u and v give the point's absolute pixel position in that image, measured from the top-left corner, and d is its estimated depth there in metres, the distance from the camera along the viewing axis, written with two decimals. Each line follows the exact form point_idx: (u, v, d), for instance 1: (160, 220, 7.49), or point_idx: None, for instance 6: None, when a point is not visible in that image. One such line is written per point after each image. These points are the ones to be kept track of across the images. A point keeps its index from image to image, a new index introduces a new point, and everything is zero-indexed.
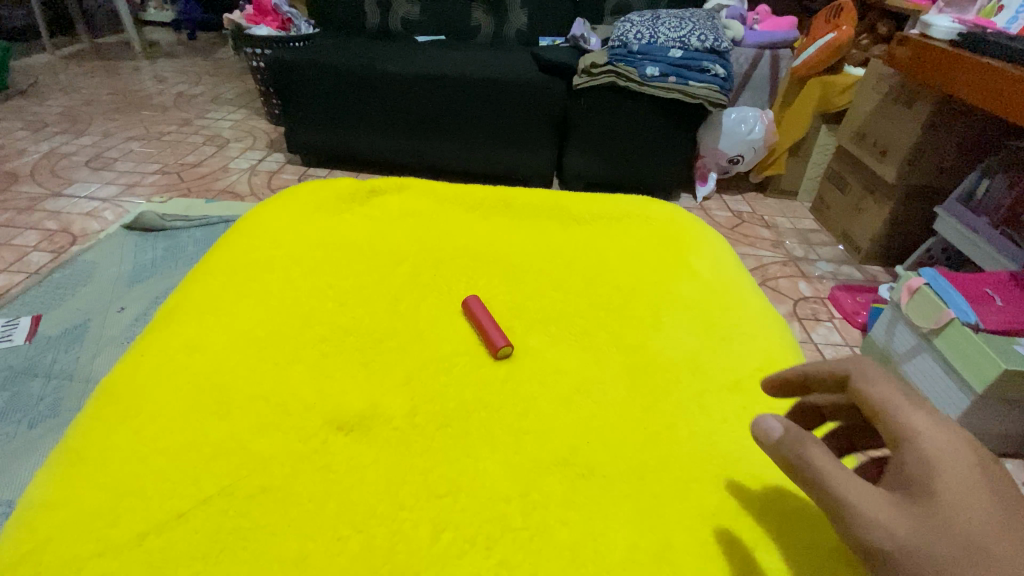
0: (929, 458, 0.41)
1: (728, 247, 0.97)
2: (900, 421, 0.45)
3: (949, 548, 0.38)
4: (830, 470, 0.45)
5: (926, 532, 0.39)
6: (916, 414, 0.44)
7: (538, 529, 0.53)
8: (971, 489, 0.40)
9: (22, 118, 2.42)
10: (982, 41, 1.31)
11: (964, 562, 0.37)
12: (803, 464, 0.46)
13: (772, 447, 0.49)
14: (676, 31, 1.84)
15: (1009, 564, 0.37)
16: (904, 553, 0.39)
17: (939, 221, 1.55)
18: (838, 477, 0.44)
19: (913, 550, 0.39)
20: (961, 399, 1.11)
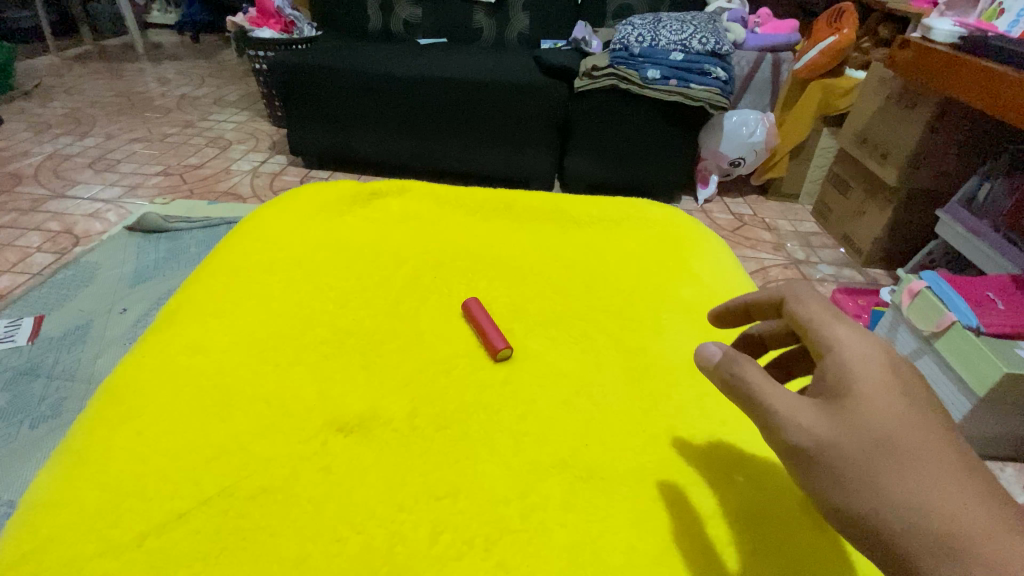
0: (847, 362, 0.43)
1: (728, 250, 0.97)
2: (824, 332, 0.46)
3: (867, 443, 0.39)
4: (761, 381, 0.45)
5: (845, 430, 0.40)
6: (838, 324, 0.46)
7: (536, 531, 0.53)
8: (887, 388, 0.41)
9: (26, 119, 2.43)
10: (983, 44, 1.31)
11: (880, 456, 0.38)
12: (736, 381, 0.46)
13: (709, 369, 0.49)
14: (678, 34, 1.85)
15: (914, 452, 0.38)
16: (825, 452, 0.40)
17: (940, 224, 1.55)
18: (767, 387, 0.44)
19: (833, 448, 0.40)
20: (962, 402, 1.12)
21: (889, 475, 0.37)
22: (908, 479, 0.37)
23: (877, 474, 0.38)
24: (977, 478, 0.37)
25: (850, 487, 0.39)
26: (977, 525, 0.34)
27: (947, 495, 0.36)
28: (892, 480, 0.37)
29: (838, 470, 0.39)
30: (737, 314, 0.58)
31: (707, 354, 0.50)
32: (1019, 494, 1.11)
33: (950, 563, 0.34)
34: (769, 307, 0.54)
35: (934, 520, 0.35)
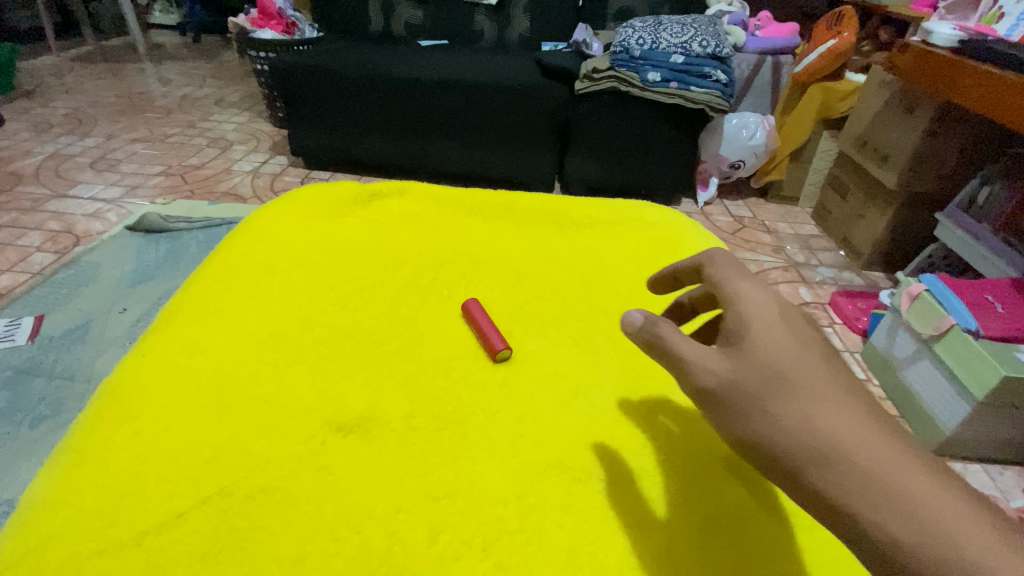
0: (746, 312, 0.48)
1: (726, 253, 0.98)
2: (729, 291, 0.51)
3: (764, 379, 0.44)
4: (676, 336, 0.50)
5: (746, 368, 0.45)
6: (739, 282, 0.51)
7: (534, 531, 0.53)
8: (779, 330, 0.46)
9: (27, 119, 2.43)
10: (984, 48, 1.32)
11: (775, 391, 0.43)
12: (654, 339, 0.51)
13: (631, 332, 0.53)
14: (678, 37, 1.85)
15: (801, 383, 0.43)
16: (730, 390, 0.45)
17: (940, 227, 1.55)
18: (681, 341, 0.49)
19: (736, 386, 0.45)
20: (960, 405, 1.12)
21: (784, 404, 0.42)
22: (799, 405, 0.42)
23: (773, 403, 0.43)
24: (856, 401, 0.42)
25: (753, 418, 0.43)
26: (848, 436, 0.40)
27: (824, 414, 0.41)
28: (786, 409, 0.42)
29: (741, 404, 0.44)
30: (662, 285, 0.63)
31: (630, 319, 0.54)
32: (1016, 498, 1.11)
33: (828, 471, 0.39)
34: (688, 272, 0.58)
35: (814, 437, 0.41)
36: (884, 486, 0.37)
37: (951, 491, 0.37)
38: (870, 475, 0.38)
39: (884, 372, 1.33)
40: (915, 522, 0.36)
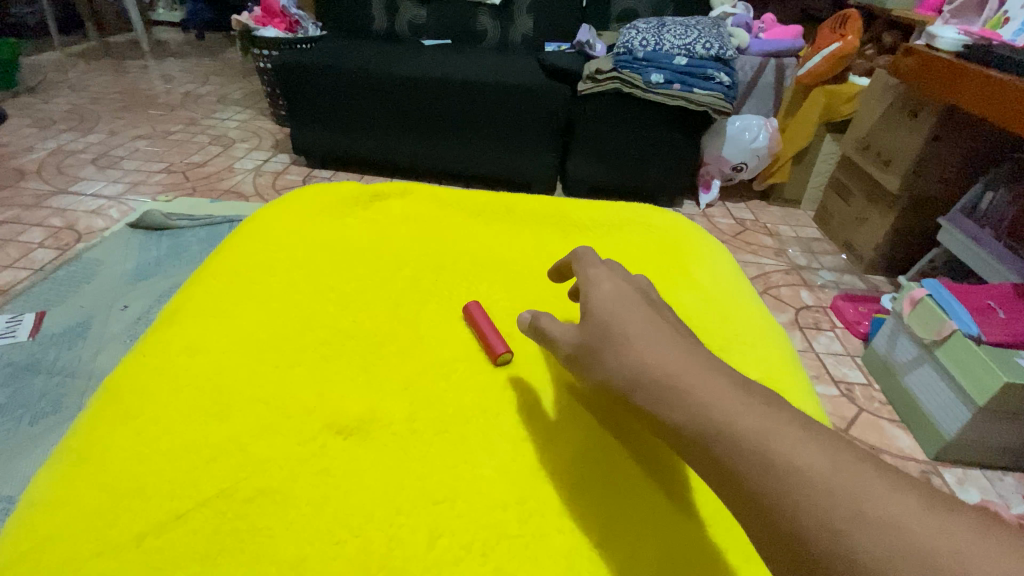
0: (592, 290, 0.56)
1: (728, 255, 0.98)
2: (585, 277, 0.60)
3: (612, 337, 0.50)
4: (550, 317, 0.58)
5: (598, 332, 0.52)
6: (598, 268, 0.60)
7: (534, 536, 0.53)
8: (614, 297, 0.54)
9: (29, 115, 2.44)
10: (990, 53, 1.31)
11: (610, 346, 0.50)
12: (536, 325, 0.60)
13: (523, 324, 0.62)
14: (682, 38, 1.85)
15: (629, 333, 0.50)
16: (589, 351, 0.52)
17: (943, 231, 1.55)
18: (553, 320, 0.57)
19: (593, 348, 0.51)
20: (961, 411, 1.12)
21: (627, 355, 0.48)
22: (638, 353, 0.48)
23: (618, 355, 0.49)
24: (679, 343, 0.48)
25: (605, 370, 0.50)
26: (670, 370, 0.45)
27: (650, 357, 0.47)
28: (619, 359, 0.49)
29: (598, 361, 0.51)
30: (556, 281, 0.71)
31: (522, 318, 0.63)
32: (1016, 505, 1.10)
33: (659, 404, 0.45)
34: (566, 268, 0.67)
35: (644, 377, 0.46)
36: (708, 409, 0.43)
37: (764, 407, 0.42)
38: (694, 398, 0.43)
39: (885, 376, 1.33)
40: (730, 429, 0.41)
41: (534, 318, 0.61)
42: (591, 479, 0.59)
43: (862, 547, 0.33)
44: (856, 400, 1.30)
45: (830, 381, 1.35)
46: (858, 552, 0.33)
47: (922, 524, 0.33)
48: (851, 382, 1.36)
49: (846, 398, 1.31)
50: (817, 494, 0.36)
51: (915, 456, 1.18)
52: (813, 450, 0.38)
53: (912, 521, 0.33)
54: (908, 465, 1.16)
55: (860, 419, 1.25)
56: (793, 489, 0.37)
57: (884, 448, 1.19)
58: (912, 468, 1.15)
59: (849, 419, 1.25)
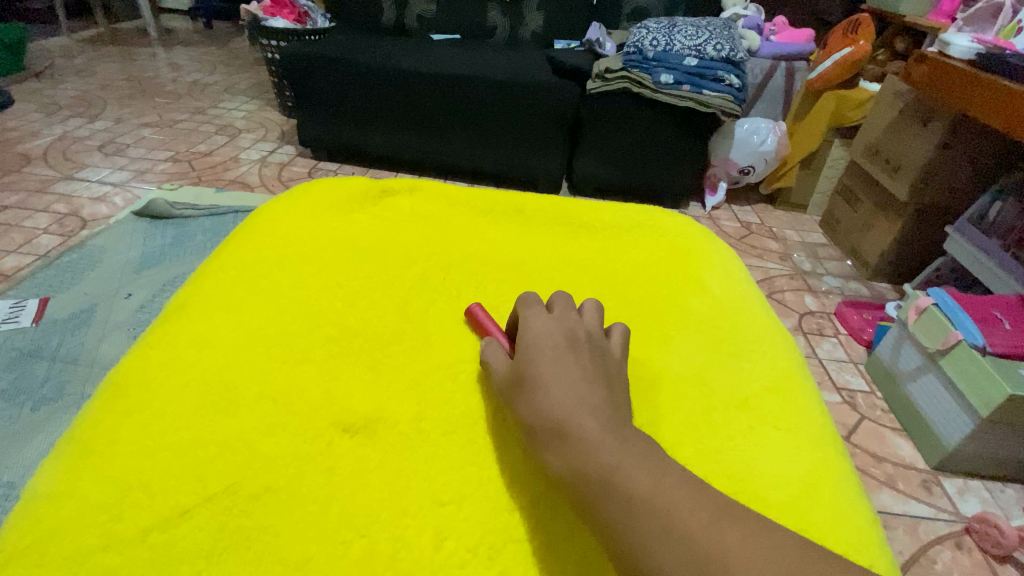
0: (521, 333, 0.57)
1: (738, 262, 0.97)
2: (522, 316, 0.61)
3: (511, 382, 0.54)
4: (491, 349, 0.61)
5: (508, 374, 0.55)
6: (534, 305, 0.61)
7: (541, 539, 0.53)
8: (534, 343, 0.55)
9: (37, 100, 2.43)
10: (1003, 62, 1.30)
11: (521, 391, 0.52)
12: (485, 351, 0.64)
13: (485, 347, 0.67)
14: (692, 39, 1.82)
15: (537, 381, 0.51)
16: (500, 391, 0.56)
17: (950, 240, 1.54)
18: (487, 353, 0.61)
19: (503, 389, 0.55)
20: (964, 422, 1.11)
21: (519, 396, 0.52)
22: (522, 399, 0.51)
23: (523, 395, 0.51)
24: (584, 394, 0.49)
25: (509, 407, 0.54)
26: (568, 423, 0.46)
27: (551, 406, 0.48)
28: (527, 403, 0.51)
29: (505, 401, 0.55)
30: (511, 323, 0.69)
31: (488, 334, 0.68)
32: (1017, 516, 1.10)
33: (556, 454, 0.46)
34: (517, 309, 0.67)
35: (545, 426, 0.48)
36: (571, 441, 0.46)
37: None
38: (560, 440, 0.46)
39: (888, 384, 1.33)
40: (576, 465, 0.44)
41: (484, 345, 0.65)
42: None
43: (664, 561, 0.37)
44: (859, 407, 1.30)
45: (833, 388, 1.35)
46: (660, 570, 0.37)
47: (708, 536, 0.38)
48: (854, 389, 1.35)
49: (848, 405, 1.31)
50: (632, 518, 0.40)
51: (916, 465, 1.18)
52: (646, 477, 0.42)
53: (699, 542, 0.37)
54: (910, 475, 1.16)
55: (862, 426, 1.25)
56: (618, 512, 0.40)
57: (885, 457, 1.19)
58: (913, 477, 1.15)
59: (851, 426, 1.24)
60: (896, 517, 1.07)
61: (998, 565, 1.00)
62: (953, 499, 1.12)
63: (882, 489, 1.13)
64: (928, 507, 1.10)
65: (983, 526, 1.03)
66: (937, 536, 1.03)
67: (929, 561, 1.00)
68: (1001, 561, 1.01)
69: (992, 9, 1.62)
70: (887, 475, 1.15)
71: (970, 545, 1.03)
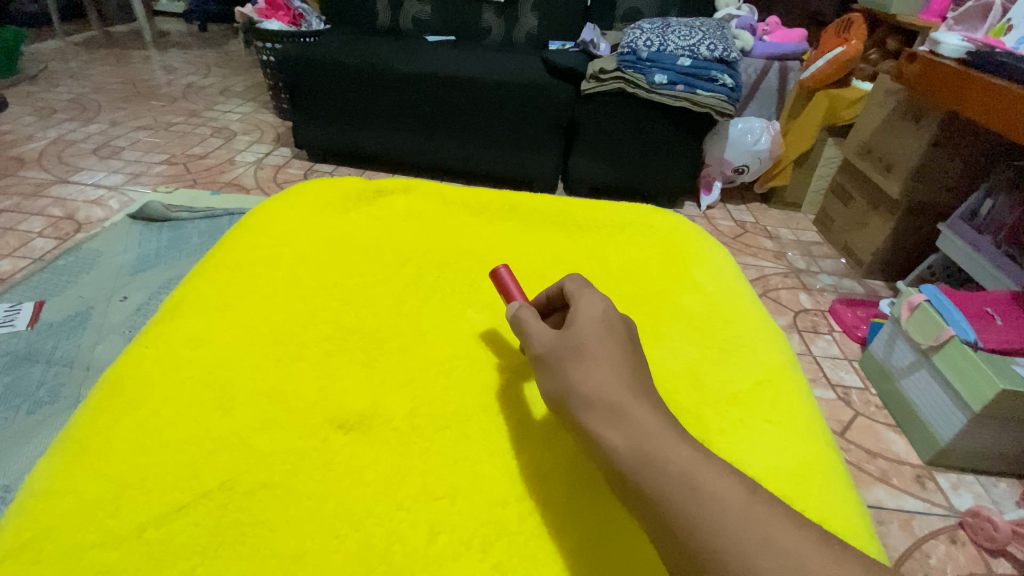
0: (576, 308, 0.56)
1: (730, 258, 0.98)
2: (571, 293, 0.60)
3: (564, 347, 0.52)
4: (528, 316, 0.60)
5: (556, 340, 0.54)
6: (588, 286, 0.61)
7: (532, 533, 0.54)
8: (595, 321, 0.54)
9: (31, 104, 2.43)
10: (993, 60, 1.31)
11: (578, 360, 0.51)
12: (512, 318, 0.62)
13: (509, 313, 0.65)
14: (686, 39, 1.84)
15: (598, 355, 0.51)
16: (541, 356, 0.54)
17: (943, 237, 1.55)
18: (527, 320, 0.59)
19: (545, 354, 0.54)
20: (957, 417, 1.12)
21: (569, 362, 0.51)
22: (577, 367, 0.50)
23: (578, 365, 0.50)
24: (642, 385, 0.49)
25: (553, 375, 0.52)
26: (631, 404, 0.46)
27: (612, 385, 0.48)
28: (583, 373, 0.50)
29: (545, 366, 0.53)
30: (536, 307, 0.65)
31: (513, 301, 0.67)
32: (1010, 510, 1.11)
33: (614, 427, 0.45)
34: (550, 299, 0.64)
35: (604, 399, 0.47)
36: (630, 421, 0.45)
37: None
38: (620, 416, 0.46)
39: (882, 381, 1.34)
40: (633, 439, 0.44)
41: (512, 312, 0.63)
42: (575, 482, 0.58)
43: (742, 550, 0.36)
44: (853, 404, 1.31)
45: (827, 385, 1.36)
46: (738, 552, 0.36)
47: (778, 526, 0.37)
48: (848, 386, 1.36)
49: (843, 402, 1.32)
50: (693, 503, 0.39)
51: (910, 461, 1.19)
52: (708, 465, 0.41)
53: (784, 535, 0.36)
54: (903, 470, 1.17)
55: (856, 423, 1.26)
56: (678, 495, 0.40)
57: (879, 452, 1.20)
58: (907, 472, 1.16)
59: (845, 422, 1.25)
60: (891, 512, 1.07)
61: (992, 560, 1.01)
62: (947, 494, 1.13)
63: (876, 485, 1.13)
64: (922, 502, 1.10)
65: (977, 520, 1.04)
66: (931, 530, 1.04)
67: (923, 556, 1.01)
68: (994, 555, 1.02)
69: (982, 9, 1.63)
70: (881, 471, 1.16)
71: (964, 539, 1.04)
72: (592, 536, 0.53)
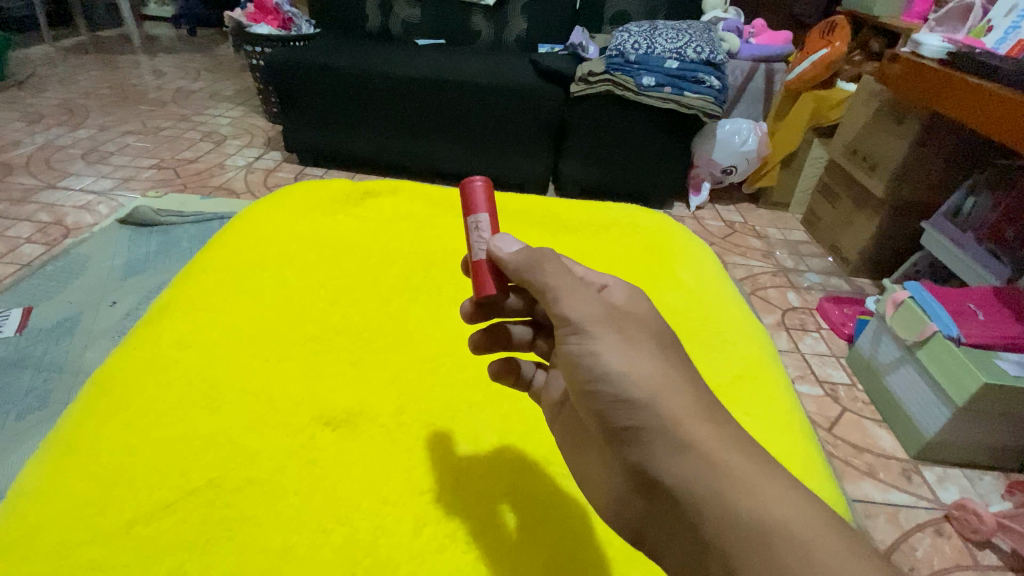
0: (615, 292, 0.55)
1: (712, 255, 0.99)
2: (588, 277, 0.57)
3: (640, 325, 0.53)
4: (562, 267, 0.54)
5: (625, 315, 0.53)
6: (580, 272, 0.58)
7: (516, 524, 0.55)
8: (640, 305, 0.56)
9: (18, 109, 2.41)
10: (972, 61, 1.34)
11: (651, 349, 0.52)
12: (531, 262, 0.54)
13: (510, 254, 0.56)
14: (673, 42, 1.86)
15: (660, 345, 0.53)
16: (620, 330, 0.51)
17: (926, 235, 1.57)
18: (566, 272, 0.54)
19: (609, 320, 0.52)
20: (941, 411, 1.14)
21: (640, 338, 0.52)
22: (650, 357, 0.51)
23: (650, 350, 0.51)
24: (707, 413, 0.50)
25: (634, 356, 0.50)
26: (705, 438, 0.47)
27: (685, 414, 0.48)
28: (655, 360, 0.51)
29: (624, 342, 0.51)
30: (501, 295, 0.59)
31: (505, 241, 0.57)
32: (994, 503, 1.13)
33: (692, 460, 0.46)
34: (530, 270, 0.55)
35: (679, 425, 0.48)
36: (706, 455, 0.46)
37: None
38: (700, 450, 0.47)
39: (869, 377, 1.35)
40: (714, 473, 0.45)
41: (536, 270, 0.54)
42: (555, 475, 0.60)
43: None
44: (840, 400, 1.33)
45: (814, 381, 1.38)
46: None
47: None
48: (836, 382, 1.38)
49: (830, 398, 1.33)
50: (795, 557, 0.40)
51: (896, 455, 1.21)
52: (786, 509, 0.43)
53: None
54: (890, 464, 1.18)
55: (843, 419, 1.28)
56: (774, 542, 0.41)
57: (866, 447, 1.22)
58: (893, 467, 1.18)
59: (833, 419, 1.27)
60: (878, 506, 1.09)
61: (978, 551, 1.03)
62: (933, 488, 1.15)
63: (864, 479, 1.15)
64: (909, 496, 1.12)
65: (963, 513, 1.05)
66: (917, 523, 1.06)
67: (910, 549, 1.02)
68: (980, 546, 1.04)
69: (963, 10, 1.66)
70: (868, 465, 1.18)
71: (951, 532, 1.06)
72: (572, 527, 0.55)
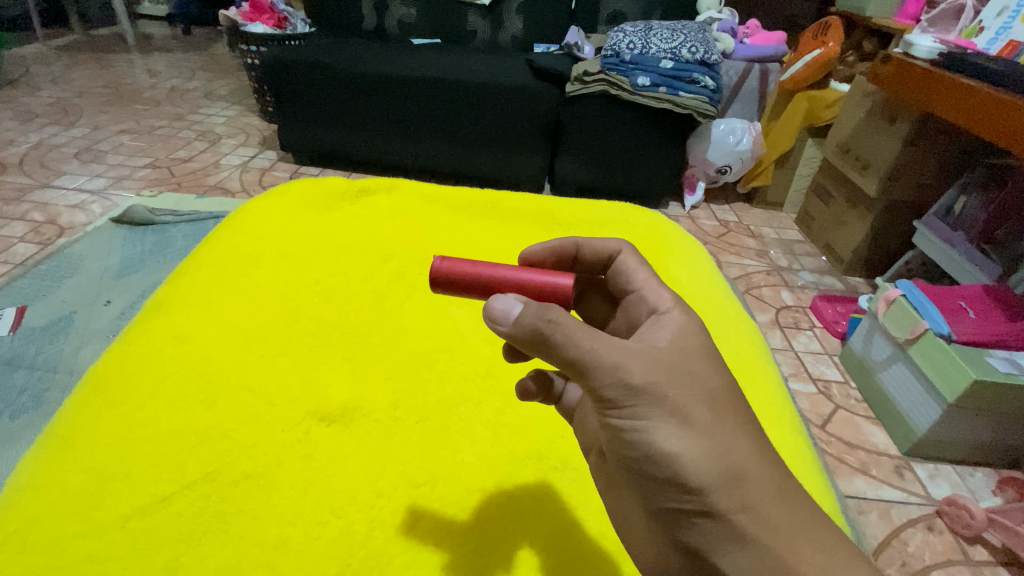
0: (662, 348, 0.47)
1: (704, 253, 1.00)
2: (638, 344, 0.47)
3: (684, 381, 0.45)
4: (577, 332, 0.44)
5: (668, 368, 0.45)
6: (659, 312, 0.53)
7: (510, 517, 0.56)
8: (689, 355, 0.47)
9: (10, 108, 2.40)
10: (964, 61, 1.35)
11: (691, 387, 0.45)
12: (538, 339, 0.44)
13: (511, 327, 0.45)
14: (668, 42, 1.87)
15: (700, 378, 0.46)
16: (664, 395, 0.44)
17: (918, 234, 1.59)
18: (583, 338, 0.43)
19: (653, 389, 0.43)
20: (933, 407, 1.15)
21: (667, 356, 0.46)
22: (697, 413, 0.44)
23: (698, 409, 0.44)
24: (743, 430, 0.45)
25: (678, 423, 0.43)
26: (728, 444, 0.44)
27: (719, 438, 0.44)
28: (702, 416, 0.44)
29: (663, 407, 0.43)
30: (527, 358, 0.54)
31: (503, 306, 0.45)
32: (984, 498, 1.14)
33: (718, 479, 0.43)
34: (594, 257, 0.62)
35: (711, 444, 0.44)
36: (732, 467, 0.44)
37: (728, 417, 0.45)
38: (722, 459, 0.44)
39: (862, 374, 1.37)
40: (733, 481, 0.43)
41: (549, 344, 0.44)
42: (546, 470, 0.61)
43: None
44: (833, 397, 1.34)
45: (808, 379, 1.39)
46: None
47: None
48: (829, 379, 1.39)
49: (823, 395, 1.34)
50: None
51: (888, 452, 1.22)
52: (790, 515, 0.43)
53: None
54: (882, 460, 1.20)
55: (837, 415, 1.29)
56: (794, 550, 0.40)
57: (858, 444, 1.23)
58: (886, 463, 1.19)
59: (826, 415, 1.28)
60: (870, 502, 1.10)
61: (969, 547, 1.04)
62: (924, 484, 1.16)
63: (856, 475, 1.16)
64: (900, 492, 1.13)
65: (953, 508, 1.06)
66: (908, 519, 1.07)
67: (901, 544, 1.03)
68: (971, 542, 1.05)
69: (955, 10, 1.68)
70: (861, 462, 1.19)
71: (941, 527, 1.07)
72: (563, 520, 0.56)
